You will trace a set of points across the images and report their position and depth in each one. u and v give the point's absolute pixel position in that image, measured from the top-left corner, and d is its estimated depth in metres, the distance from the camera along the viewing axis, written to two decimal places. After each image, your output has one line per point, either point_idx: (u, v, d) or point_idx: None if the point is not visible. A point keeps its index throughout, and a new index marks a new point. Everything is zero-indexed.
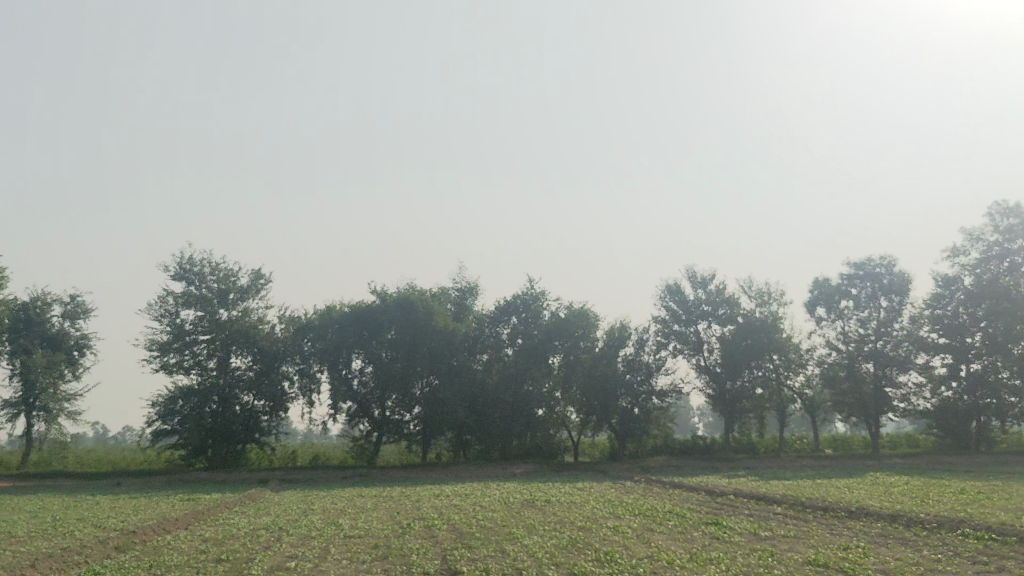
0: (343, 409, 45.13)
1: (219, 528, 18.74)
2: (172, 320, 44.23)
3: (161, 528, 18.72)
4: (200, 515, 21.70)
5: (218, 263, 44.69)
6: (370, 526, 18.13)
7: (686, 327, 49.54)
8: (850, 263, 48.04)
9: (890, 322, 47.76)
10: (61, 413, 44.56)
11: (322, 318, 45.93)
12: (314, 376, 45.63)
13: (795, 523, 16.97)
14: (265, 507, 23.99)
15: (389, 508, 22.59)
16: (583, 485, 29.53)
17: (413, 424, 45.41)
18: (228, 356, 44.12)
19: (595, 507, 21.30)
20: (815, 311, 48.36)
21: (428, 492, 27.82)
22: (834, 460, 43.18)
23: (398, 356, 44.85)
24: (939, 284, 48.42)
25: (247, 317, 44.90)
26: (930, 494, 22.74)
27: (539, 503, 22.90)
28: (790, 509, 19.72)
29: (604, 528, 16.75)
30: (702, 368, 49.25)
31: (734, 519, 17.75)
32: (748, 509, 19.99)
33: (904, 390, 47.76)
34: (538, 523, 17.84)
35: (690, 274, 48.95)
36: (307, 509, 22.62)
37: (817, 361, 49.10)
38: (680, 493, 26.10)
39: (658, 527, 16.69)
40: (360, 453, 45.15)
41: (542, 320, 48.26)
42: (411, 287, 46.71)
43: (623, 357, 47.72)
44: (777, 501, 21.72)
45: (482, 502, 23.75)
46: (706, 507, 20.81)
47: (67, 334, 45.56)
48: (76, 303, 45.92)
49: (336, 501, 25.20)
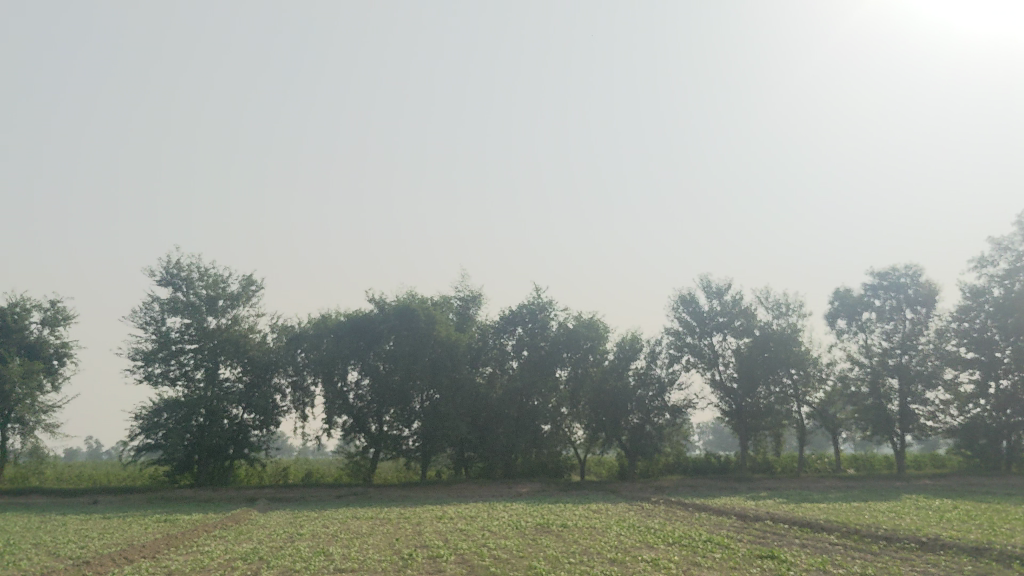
0: (339, 423, 42.56)
1: (190, 557, 16.16)
2: (158, 328, 41.74)
3: (122, 557, 16.14)
4: (173, 540, 19.20)
5: (207, 268, 42.25)
6: (365, 557, 15.53)
7: (699, 339, 47.12)
8: (873, 273, 45.63)
9: (915, 336, 45.37)
10: (38, 425, 42.01)
11: (316, 327, 43.42)
12: (307, 389, 43.22)
13: (868, 557, 14.44)
14: (248, 531, 21.49)
15: (387, 532, 20.09)
16: (599, 507, 27.14)
17: (411, 441, 42.68)
18: (216, 367, 41.58)
19: (620, 534, 18.80)
20: (835, 323, 45.91)
21: (430, 514, 25.29)
22: (859, 481, 40.63)
23: (397, 369, 42.37)
24: (967, 295, 45.93)
25: (237, 326, 42.49)
26: (996, 521, 20.22)
27: (554, 528, 20.38)
28: (848, 539, 17.21)
29: (641, 562, 14.22)
30: (717, 384, 46.73)
31: (791, 551, 15.22)
32: (799, 539, 17.51)
33: (930, 407, 45.32)
34: (563, 554, 15.31)
35: (704, 283, 46.50)
36: (294, 535, 20.11)
37: (838, 377, 46.62)
38: (709, 517, 23.60)
39: (705, 560, 14.19)
40: (356, 470, 42.69)
41: (549, 331, 45.68)
42: (410, 295, 44.22)
43: (634, 371, 45.29)
44: (828, 529, 19.23)
45: (492, 526, 21.34)
46: (748, 536, 18.30)
47: (46, 342, 43.06)
48: (57, 308, 43.49)
49: (328, 524, 22.73)
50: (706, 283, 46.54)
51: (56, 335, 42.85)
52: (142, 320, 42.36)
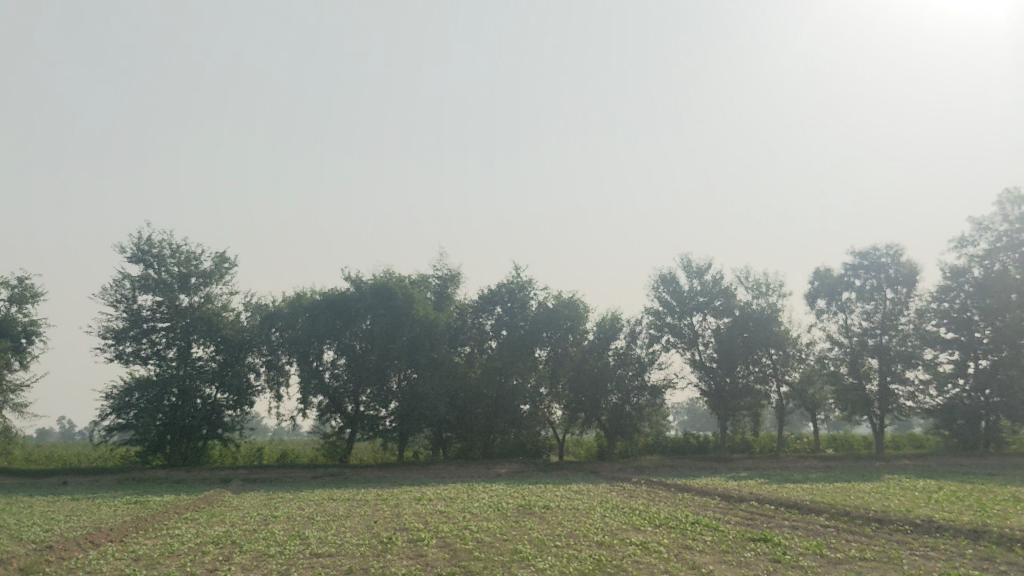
0: (314, 403, 41.86)
1: (159, 541, 15.48)
2: (129, 306, 40.81)
3: (88, 541, 15.44)
4: (143, 523, 18.52)
5: (179, 245, 41.31)
6: (342, 542, 14.87)
7: (680, 319, 46.73)
8: (853, 253, 45.39)
9: (895, 316, 45.22)
10: (6, 405, 41.01)
11: (291, 306, 42.64)
12: (282, 368, 42.45)
13: (863, 541, 13.97)
14: (221, 513, 20.82)
15: (365, 515, 19.50)
16: (581, 489, 26.71)
17: (388, 421, 42.05)
18: (189, 346, 40.76)
19: (605, 516, 18.32)
20: (815, 303, 45.67)
21: (409, 496, 24.73)
22: (838, 462, 40.39)
23: (374, 348, 41.69)
24: (947, 275, 45.80)
25: (210, 304, 41.62)
26: (985, 502, 19.92)
27: (536, 510, 19.87)
28: (838, 522, 16.81)
29: (630, 545, 13.70)
30: (697, 364, 46.41)
31: (783, 534, 14.77)
32: (789, 520, 17.11)
33: (910, 387, 45.24)
34: (548, 537, 14.77)
35: (685, 262, 46.09)
36: (269, 517, 19.48)
37: (818, 357, 46.47)
38: (693, 498, 23.19)
39: (696, 543, 13.69)
40: (331, 451, 42.05)
41: (528, 311, 45.14)
42: (387, 273, 43.53)
43: (614, 351, 44.88)
44: (817, 511, 18.84)
45: (472, 508, 20.83)
46: (736, 518, 17.86)
47: (13, 320, 42.00)
48: (24, 286, 42.40)
49: (303, 506, 22.13)
50: (686, 263, 46.13)
51: (23, 312, 41.79)
52: (112, 298, 41.39)
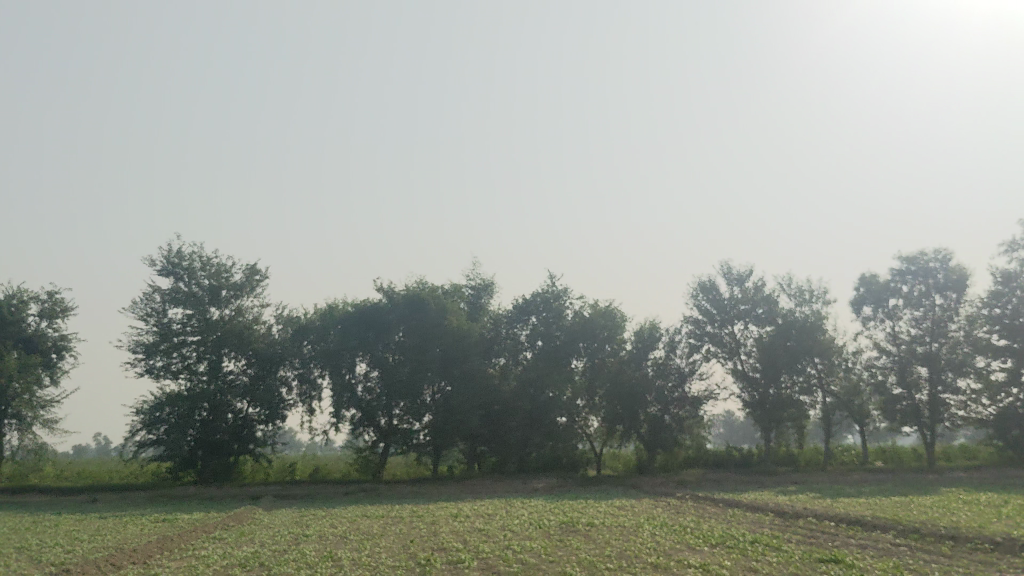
0: (347, 417, 41.02)
1: (183, 563, 14.57)
2: (159, 320, 40.27)
3: (108, 563, 14.56)
4: (169, 543, 17.69)
5: (209, 257, 40.71)
6: (377, 563, 13.82)
7: (720, 328, 45.47)
8: (900, 258, 43.92)
9: (944, 322, 43.65)
10: (36, 421, 40.54)
11: (323, 318, 41.91)
12: (314, 381, 41.68)
13: (945, 561, 12.75)
14: (250, 531, 19.92)
15: (401, 534, 18.53)
16: (623, 504, 25.58)
17: (422, 434, 41.09)
18: (219, 360, 40.16)
19: (655, 534, 17.21)
20: (861, 310, 44.21)
21: (445, 512, 23.77)
22: (889, 474, 38.84)
23: (407, 360, 40.83)
24: (998, 280, 43.73)
25: (241, 317, 40.98)
26: None
27: (581, 528, 18.81)
28: (909, 539, 15.60)
29: (689, 568, 12.59)
30: (740, 374, 45.11)
31: (855, 554, 13.59)
32: (855, 538, 15.91)
33: (962, 397, 43.59)
34: (598, 559, 13.67)
35: (725, 269, 44.82)
36: (300, 536, 18.56)
37: (864, 365, 45.00)
38: (745, 514, 22.02)
39: (761, 565, 12.58)
40: (365, 465, 41.23)
41: (564, 320, 44.03)
42: (420, 284, 42.69)
43: (652, 361, 43.71)
44: (883, 527, 17.59)
45: (513, 525, 19.81)
46: (796, 535, 16.69)
47: (44, 335, 41.59)
48: (54, 300, 42.02)
49: (336, 524, 21.21)
50: (727, 270, 44.88)
51: (54, 327, 41.37)
52: (142, 311, 40.86)
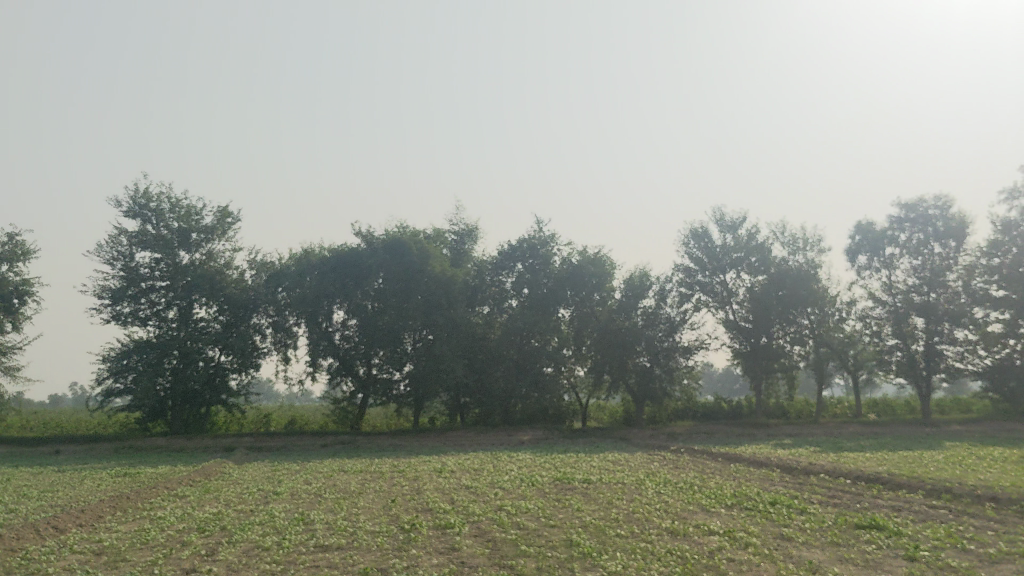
0: (324, 366, 39.38)
1: (133, 527, 12.82)
2: (126, 264, 38.24)
3: (49, 526, 12.80)
4: (125, 501, 15.98)
5: (178, 198, 38.57)
6: (353, 528, 12.15)
7: (712, 277, 44.00)
8: (899, 205, 42.46)
9: (943, 272, 42.36)
10: None
11: (298, 264, 39.91)
12: (290, 330, 39.90)
13: (1000, 528, 11.24)
14: (216, 488, 18.23)
15: (382, 492, 16.89)
16: (618, 458, 24.15)
17: (402, 385, 39.43)
18: (190, 307, 38.29)
19: (662, 493, 15.69)
20: (856, 259, 42.79)
21: (429, 466, 22.24)
22: (885, 428, 37.64)
23: (387, 308, 39.02)
24: (998, 229, 41.92)
25: (212, 262, 39.02)
26: None
27: (579, 485, 17.29)
28: (945, 500, 14.13)
29: (711, 536, 10.99)
30: (730, 324, 43.77)
31: (896, 518, 12.06)
32: (886, 499, 14.42)
33: (959, 348, 42.45)
34: (605, 524, 12.07)
35: (718, 216, 43.19)
36: (270, 494, 16.92)
37: (859, 315, 43.67)
38: (749, 470, 20.60)
39: (793, 532, 11.00)
40: (343, 417, 39.68)
41: (551, 267, 42.31)
42: (401, 229, 40.75)
43: (642, 309, 42.17)
44: (910, 486, 16.10)
45: (504, 482, 18.22)
46: (817, 495, 15.22)
47: (4, 279, 39.50)
48: (16, 243, 39.89)
49: (312, 480, 19.61)
50: (719, 217, 43.26)
51: (15, 271, 39.27)
52: (108, 255, 38.84)
